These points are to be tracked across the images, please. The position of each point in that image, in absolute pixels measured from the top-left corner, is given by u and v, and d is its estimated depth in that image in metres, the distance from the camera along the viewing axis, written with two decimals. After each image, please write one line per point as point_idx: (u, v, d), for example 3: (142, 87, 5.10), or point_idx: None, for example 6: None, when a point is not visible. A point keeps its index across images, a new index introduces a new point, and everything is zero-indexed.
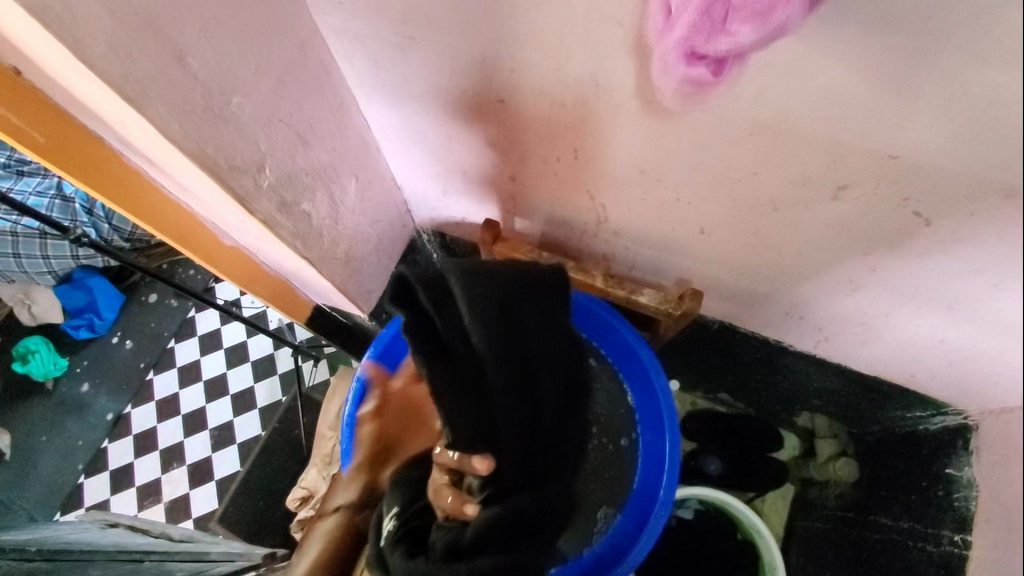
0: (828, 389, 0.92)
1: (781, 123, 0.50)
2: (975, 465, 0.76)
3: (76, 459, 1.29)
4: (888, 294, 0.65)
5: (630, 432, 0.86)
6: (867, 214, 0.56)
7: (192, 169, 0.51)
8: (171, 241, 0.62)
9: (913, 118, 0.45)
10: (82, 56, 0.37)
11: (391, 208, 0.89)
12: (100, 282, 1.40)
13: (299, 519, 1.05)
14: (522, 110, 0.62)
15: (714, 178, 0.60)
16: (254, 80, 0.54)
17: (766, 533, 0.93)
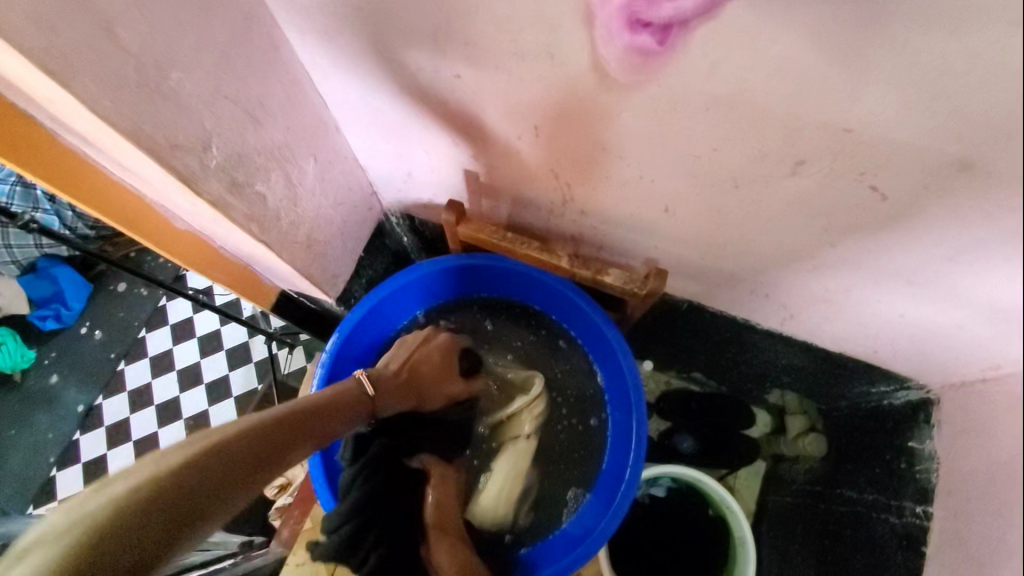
0: (794, 365, 0.93)
1: (738, 97, 0.49)
2: (936, 438, 0.77)
3: (47, 453, 1.24)
4: (850, 271, 0.65)
5: (600, 413, 0.88)
6: (826, 190, 0.56)
7: (131, 150, 0.49)
8: (118, 225, 0.59)
9: (866, 89, 0.44)
10: (2, 31, 0.35)
11: (355, 190, 0.88)
12: (65, 272, 1.42)
13: (277, 507, 1.04)
14: (482, 85, 0.60)
15: (675, 155, 0.59)
16: (194, 54, 0.51)
17: (736, 508, 0.95)
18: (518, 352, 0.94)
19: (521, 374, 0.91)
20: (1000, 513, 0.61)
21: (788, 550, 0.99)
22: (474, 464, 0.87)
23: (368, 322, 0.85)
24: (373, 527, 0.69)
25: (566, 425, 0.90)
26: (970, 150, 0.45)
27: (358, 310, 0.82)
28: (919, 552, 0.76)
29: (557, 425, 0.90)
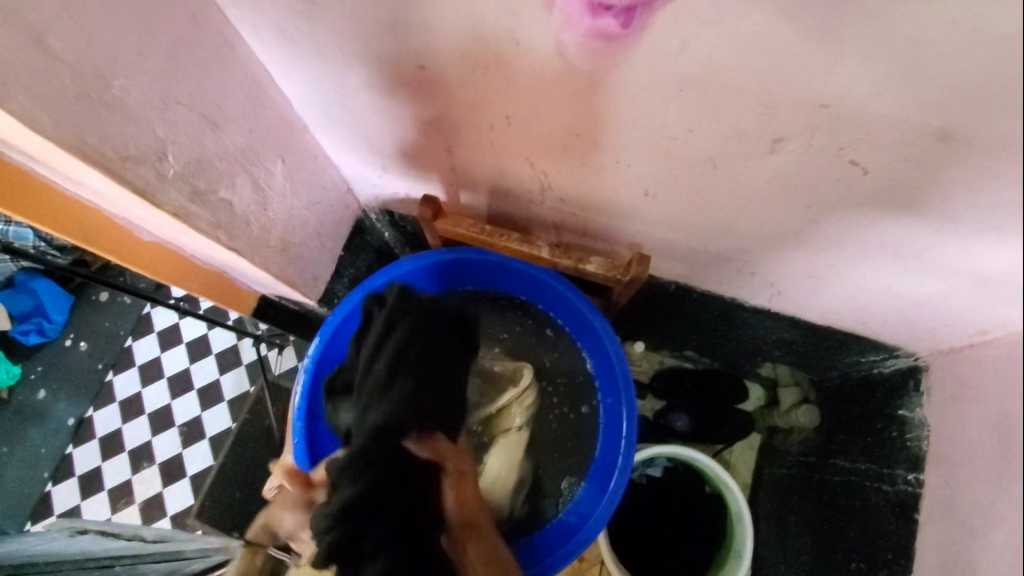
0: (784, 340, 0.93)
1: (710, 76, 0.48)
2: (925, 405, 0.77)
3: (40, 469, 1.25)
4: (834, 245, 0.64)
5: (590, 400, 0.87)
6: (804, 166, 0.55)
7: (79, 165, 0.47)
8: (76, 241, 0.57)
9: (840, 61, 0.43)
10: None
11: (328, 188, 0.85)
12: (44, 285, 1.26)
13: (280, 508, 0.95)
14: (447, 74, 0.58)
15: (651, 138, 0.58)
16: (138, 58, 0.49)
17: (732, 484, 0.95)
18: (506, 344, 0.93)
19: (509, 366, 0.89)
20: (991, 480, 0.61)
21: (786, 519, 1.01)
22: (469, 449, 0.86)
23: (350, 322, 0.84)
24: (378, 529, 0.59)
25: (557, 414, 0.89)
26: (948, 118, 0.44)
27: (337, 315, 0.80)
28: (911, 519, 0.76)
29: (549, 414, 0.90)
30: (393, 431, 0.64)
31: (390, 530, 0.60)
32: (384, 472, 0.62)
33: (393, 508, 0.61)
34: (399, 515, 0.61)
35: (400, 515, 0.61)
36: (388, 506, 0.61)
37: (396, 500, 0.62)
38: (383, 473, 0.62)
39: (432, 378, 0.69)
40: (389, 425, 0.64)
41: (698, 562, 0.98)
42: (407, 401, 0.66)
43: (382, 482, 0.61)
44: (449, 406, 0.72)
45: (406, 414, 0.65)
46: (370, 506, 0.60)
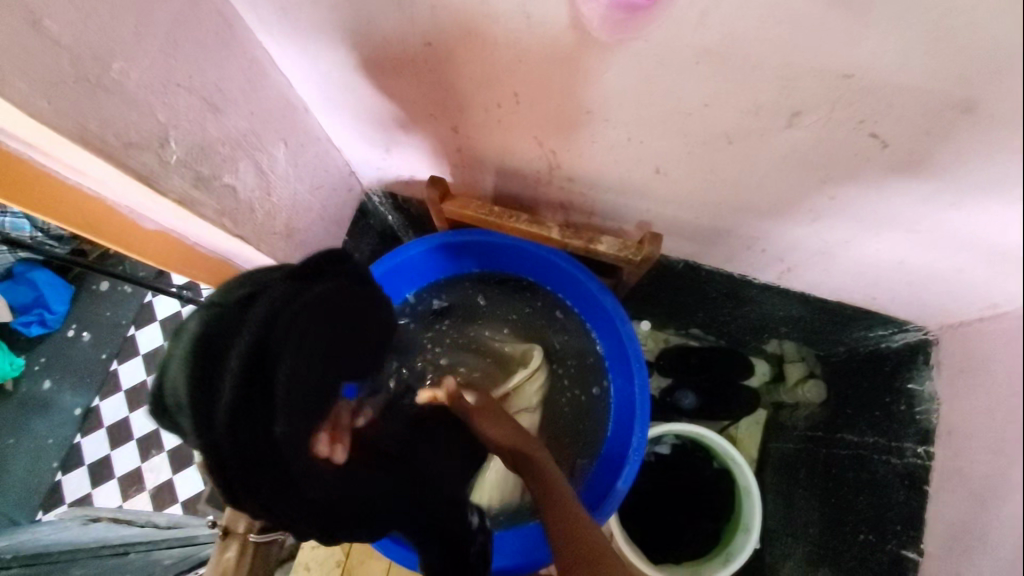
0: (792, 316, 0.92)
1: (731, 48, 0.46)
2: (936, 379, 0.77)
3: (49, 458, 1.27)
4: (848, 220, 0.63)
5: (601, 381, 0.87)
6: (823, 141, 0.53)
7: (80, 153, 0.46)
8: (71, 228, 0.56)
9: (865, 31, 0.42)
10: None
11: (330, 172, 0.84)
12: (43, 275, 1.28)
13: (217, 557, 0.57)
14: (453, 51, 0.56)
15: (663, 114, 0.56)
16: (135, 40, 0.47)
17: (740, 460, 0.96)
18: (514, 325, 0.93)
19: (519, 348, 0.90)
20: (1000, 451, 0.62)
21: (793, 494, 1.01)
22: None
23: None
24: (252, 469, 0.42)
25: (568, 397, 0.90)
26: (971, 88, 0.43)
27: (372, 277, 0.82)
28: (922, 491, 0.77)
29: (560, 397, 0.90)
30: (261, 364, 0.40)
31: (262, 479, 0.43)
32: (243, 414, 0.40)
33: (274, 452, 0.42)
34: (271, 466, 0.43)
35: (279, 469, 0.43)
36: (254, 455, 0.41)
37: (268, 454, 0.42)
38: (236, 414, 0.40)
39: (329, 314, 0.47)
40: (248, 357, 0.40)
41: (706, 538, 0.99)
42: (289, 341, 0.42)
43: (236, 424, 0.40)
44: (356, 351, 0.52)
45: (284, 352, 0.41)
46: (235, 437, 0.40)
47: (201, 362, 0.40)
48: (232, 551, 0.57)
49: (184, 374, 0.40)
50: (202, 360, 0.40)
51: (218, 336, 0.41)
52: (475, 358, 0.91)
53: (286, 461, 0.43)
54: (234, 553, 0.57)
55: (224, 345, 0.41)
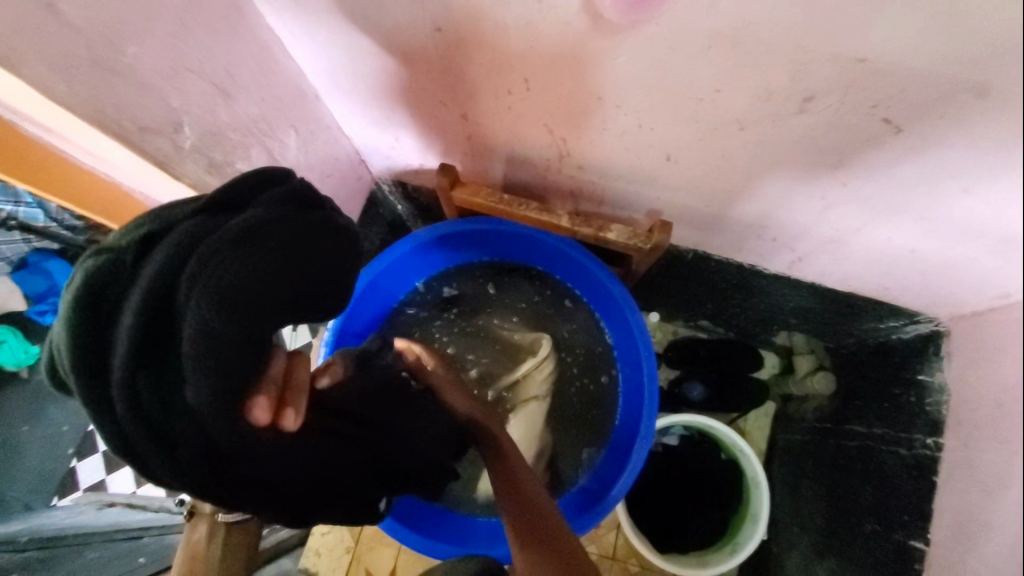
0: (802, 306, 0.91)
1: (743, 32, 0.46)
2: (946, 370, 0.77)
3: (64, 446, 1.28)
4: (860, 208, 0.62)
5: (609, 370, 0.88)
6: (835, 126, 0.53)
7: (96, 136, 0.47)
8: (76, 201, 0.57)
9: (881, 14, 0.41)
10: None
11: (340, 160, 0.85)
12: (56, 264, 1.17)
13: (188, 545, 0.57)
14: (466, 37, 0.56)
15: (674, 100, 0.56)
16: (150, 24, 0.47)
17: (748, 451, 0.96)
18: (523, 314, 0.93)
19: (529, 336, 0.90)
20: (1006, 441, 0.61)
21: (799, 484, 1.01)
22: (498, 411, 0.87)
23: (368, 296, 0.85)
24: (151, 447, 0.37)
25: (578, 386, 0.90)
26: (986, 72, 0.42)
27: (363, 278, 0.81)
28: (931, 481, 0.77)
29: (569, 386, 0.90)
30: (153, 316, 0.36)
31: (169, 446, 0.38)
32: (133, 371, 0.35)
33: (176, 426, 0.38)
34: (180, 427, 0.38)
35: (190, 435, 0.38)
36: (155, 419, 0.37)
37: (171, 416, 0.37)
38: (126, 370, 0.35)
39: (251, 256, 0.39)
40: (139, 308, 0.35)
41: (713, 529, 0.99)
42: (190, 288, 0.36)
43: (127, 383, 0.35)
44: (305, 302, 0.45)
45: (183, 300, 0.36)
46: (126, 408, 0.36)
47: (89, 309, 0.36)
48: (202, 529, 0.57)
49: (69, 324, 0.36)
50: (90, 310, 0.36)
51: (100, 290, 0.36)
52: (484, 346, 0.92)
53: (190, 434, 0.38)
54: (203, 536, 0.56)
55: (110, 300, 0.36)
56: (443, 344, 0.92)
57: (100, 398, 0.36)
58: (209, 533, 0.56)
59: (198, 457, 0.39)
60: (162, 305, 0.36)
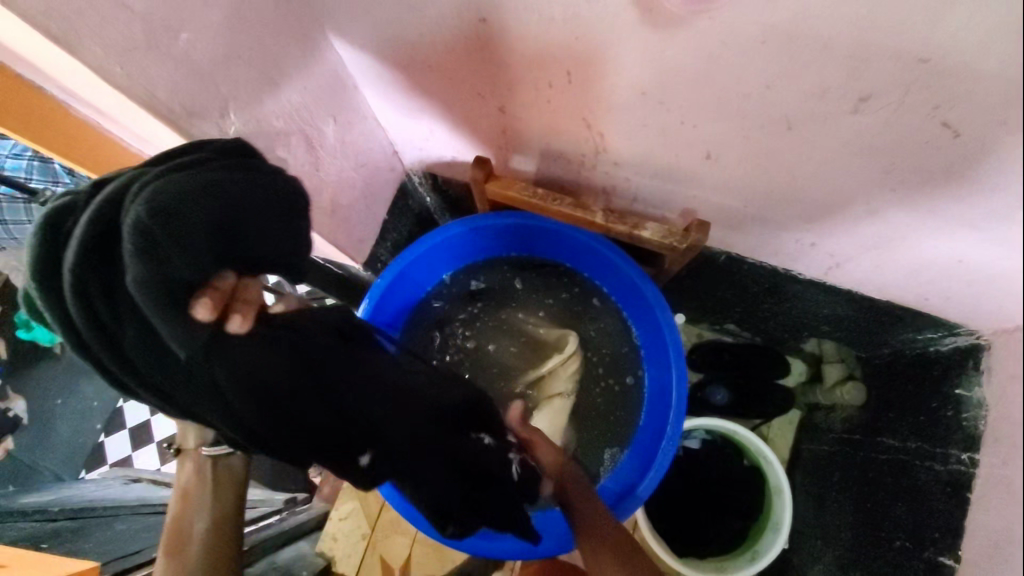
0: (836, 314, 0.88)
1: (799, 27, 0.45)
2: (985, 385, 0.73)
3: (93, 420, 1.32)
4: (908, 216, 0.60)
5: (635, 370, 0.87)
6: (890, 128, 0.51)
7: (148, 120, 0.48)
8: None
9: (951, 8, 0.39)
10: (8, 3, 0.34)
11: (375, 150, 0.85)
12: None
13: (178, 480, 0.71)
14: (512, 29, 0.56)
15: (720, 97, 0.55)
16: (202, 9, 0.47)
17: (774, 459, 0.94)
18: (550, 310, 0.92)
19: (554, 332, 0.90)
20: None
21: (826, 497, 0.99)
22: (520, 409, 0.88)
23: (396, 287, 0.84)
24: (110, 346, 0.42)
25: (603, 386, 0.89)
26: None
27: (387, 274, 0.81)
28: (963, 498, 0.74)
29: (594, 387, 0.89)
30: (101, 221, 0.40)
31: (120, 342, 0.42)
32: (82, 280, 0.39)
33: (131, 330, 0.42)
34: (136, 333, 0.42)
35: (133, 329, 0.42)
36: (106, 323, 0.41)
37: (117, 311, 0.41)
38: (76, 264, 0.39)
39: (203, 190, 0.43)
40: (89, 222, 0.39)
41: (735, 534, 0.97)
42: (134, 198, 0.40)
43: (76, 289, 0.39)
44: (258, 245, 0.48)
45: (127, 208, 0.40)
46: (82, 310, 0.40)
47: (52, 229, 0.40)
48: (191, 465, 0.70)
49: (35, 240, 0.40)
50: (52, 229, 0.40)
51: (62, 214, 0.41)
52: (509, 341, 0.92)
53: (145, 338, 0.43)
54: (190, 469, 0.70)
55: (67, 220, 0.41)
56: (465, 337, 0.92)
57: (59, 303, 0.41)
58: (193, 463, 0.70)
59: (153, 359, 0.44)
60: (111, 211, 0.40)
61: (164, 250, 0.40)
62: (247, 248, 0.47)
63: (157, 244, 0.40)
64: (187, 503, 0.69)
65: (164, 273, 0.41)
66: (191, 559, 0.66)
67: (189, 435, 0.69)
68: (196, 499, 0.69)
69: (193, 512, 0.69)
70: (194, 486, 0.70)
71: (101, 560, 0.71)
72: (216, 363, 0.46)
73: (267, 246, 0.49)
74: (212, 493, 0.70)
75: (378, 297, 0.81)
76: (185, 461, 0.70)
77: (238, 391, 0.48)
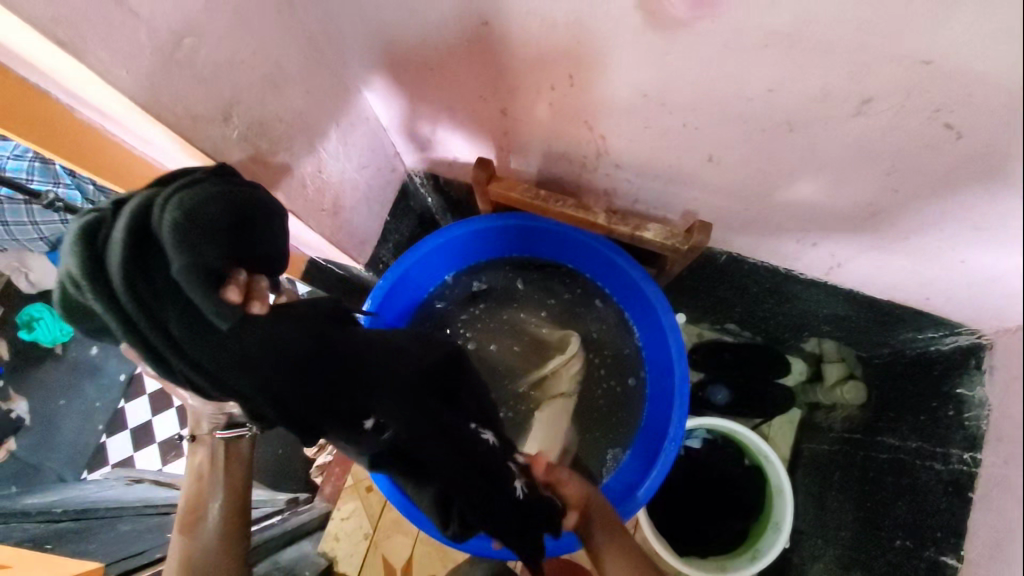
0: (837, 314, 0.89)
1: (802, 31, 0.45)
2: (987, 385, 0.73)
3: (95, 421, 1.29)
4: (909, 217, 0.61)
5: (637, 372, 0.88)
6: (893, 130, 0.52)
7: (151, 123, 0.48)
8: None
9: (953, 13, 0.40)
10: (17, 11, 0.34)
11: (378, 152, 0.85)
12: None
13: (189, 466, 0.72)
14: (514, 32, 0.56)
15: (723, 100, 0.55)
16: (206, 14, 0.48)
17: (774, 458, 0.94)
18: (552, 310, 0.93)
19: (556, 333, 0.90)
20: None
21: (825, 496, 0.99)
22: (522, 409, 0.88)
23: (398, 288, 0.85)
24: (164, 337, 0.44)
25: (605, 388, 0.89)
26: None
27: (388, 275, 0.81)
28: (966, 498, 0.74)
29: (596, 388, 0.89)
30: (136, 223, 0.42)
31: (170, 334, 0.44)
32: (129, 274, 0.41)
33: (179, 321, 0.44)
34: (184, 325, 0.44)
35: (177, 318, 0.44)
36: (154, 315, 0.43)
37: (159, 301, 0.43)
38: (121, 268, 0.41)
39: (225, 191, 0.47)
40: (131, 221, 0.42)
41: (736, 534, 0.98)
42: (166, 204, 0.43)
43: (126, 283, 0.41)
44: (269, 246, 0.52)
45: (163, 211, 0.43)
46: (133, 303, 0.42)
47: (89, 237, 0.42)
48: (203, 452, 0.71)
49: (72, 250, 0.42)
50: (90, 237, 0.42)
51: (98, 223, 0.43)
52: (510, 342, 0.91)
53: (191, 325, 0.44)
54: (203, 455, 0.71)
55: (102, 228, 0.43)
56: (467, 339, 0.91)
57: (107, 303, 0.42)
58: (205, 449, 0.70)
59: (203, 349, 0.45)
60: (144, 218, 0.43)
61: (196, 240, 0.43)
62: (263, 243, 0.50)
63: (192, 236, 0.43)
64: (201, 488, 0.70)
65: (201, 261, 0.43)
66: (204, 543, 0.67)
67: (202, 423, 0.69)
68: (208, 484, 0.70)
69: (206, 497, 0.69)
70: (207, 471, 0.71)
71: (105, 561, 0.72)
72: (254, 343, 0.47)
73: (275, 247, 0.52)
74: (224, 479, 0.71)
75: (380, 297, 0.81)
76: (197, 446, 0.71)
77: (276, 360, 0.47)
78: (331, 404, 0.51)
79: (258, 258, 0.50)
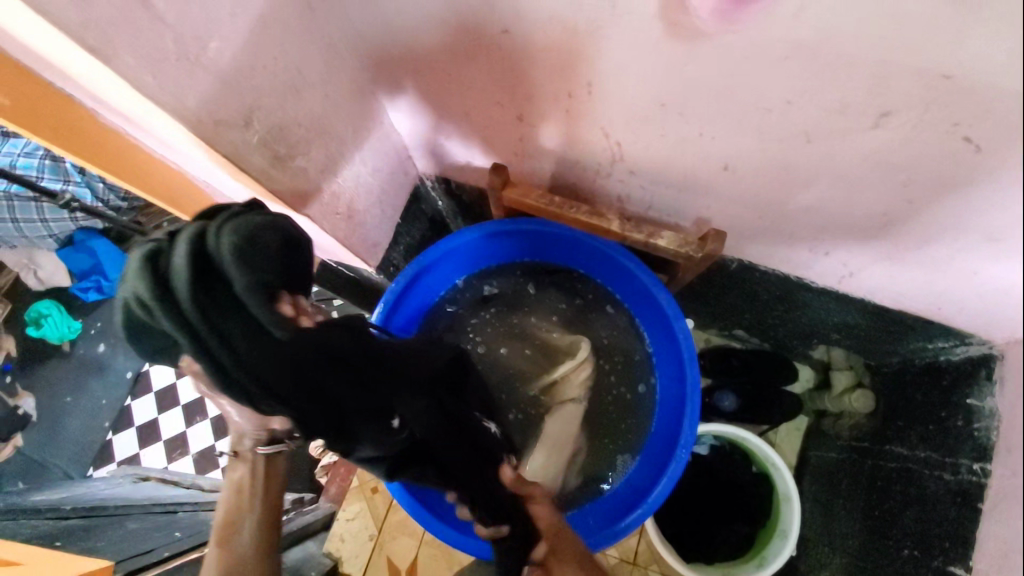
0: (847, 322, 0.89)
1: (823, 44, 0.45)
2: (997, 395, 0.72)
3: (101, 418, 1.30)
4: (924, 228, 0.61)
5: (647, 378, 0.88)
6: (911, 143, 0.52)
7: (176, 128, 0.48)
8: (160, 201, 0.60)
9: (977, 28, 0.40)
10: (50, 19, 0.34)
11: (392, 155, 0.85)
12: (103, 245, 1.17)
13: (227, 482, 0.73)
14: (533, 40, 0.56)
15: (741, 110, 0.55)
16: (231, 20, 0.48)
17: (782, 466, 0.94)
18: (562, 315, 0.93)
19: (567, 338, 0.90)
20: None
21: (833, 504, 1.00)
22: (531, 413, 0.90)
23: (410, 292, 0.85)
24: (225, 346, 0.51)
25: (615, 394, 0.89)
26: None
27: (399, 280, 0.82)
28: (973, 508, 0.73)
29: (606, 394, 0.89)
30: (195, 249, 0.50)
31: (231, 341, 0.51)
32: (196, 290, 0.49)
33: (237, 329, 0.51)
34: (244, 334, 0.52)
35: (239, 329, 0.51)
36: (217, 324, 0.50)
37: (223, 314, 0.50)
38: (185, 289, 0.48)
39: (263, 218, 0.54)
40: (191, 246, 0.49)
41: (741, 540, 0.98)
42: (218, 232, 0.51)
43: (193, 298, 0.49)
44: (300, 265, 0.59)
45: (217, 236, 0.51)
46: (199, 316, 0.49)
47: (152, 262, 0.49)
48: (244, 468, 0.72)
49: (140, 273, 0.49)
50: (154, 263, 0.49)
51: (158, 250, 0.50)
52: (521, 348, 0.92)
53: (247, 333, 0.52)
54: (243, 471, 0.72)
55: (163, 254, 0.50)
56: (477, 343, 0.92)
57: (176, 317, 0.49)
58: (246, 464, 0.72)
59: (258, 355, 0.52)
60: (200, 244, 0.50)
61: (249, 259, 0.52)
62: (297, 265, 0.58)
63: (246, 256, 0.51)
64: (240, 503, 0.70)
65: (253, 279, 0.51)
66: (239, 552, 0.66)
67: (246, 439, 0.71)
68: (247, 499, 0.71)
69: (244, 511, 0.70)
70: (246, 486, 0.71)
71: (113, 560, 0.71)
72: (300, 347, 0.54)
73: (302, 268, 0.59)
74: (261, 494, 0.72)
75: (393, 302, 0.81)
76: (238, 464, 0.73)
77: (316, 359, 0.54)
78: (360, 405, 0.56)
79: (293, 278, 0.57)
